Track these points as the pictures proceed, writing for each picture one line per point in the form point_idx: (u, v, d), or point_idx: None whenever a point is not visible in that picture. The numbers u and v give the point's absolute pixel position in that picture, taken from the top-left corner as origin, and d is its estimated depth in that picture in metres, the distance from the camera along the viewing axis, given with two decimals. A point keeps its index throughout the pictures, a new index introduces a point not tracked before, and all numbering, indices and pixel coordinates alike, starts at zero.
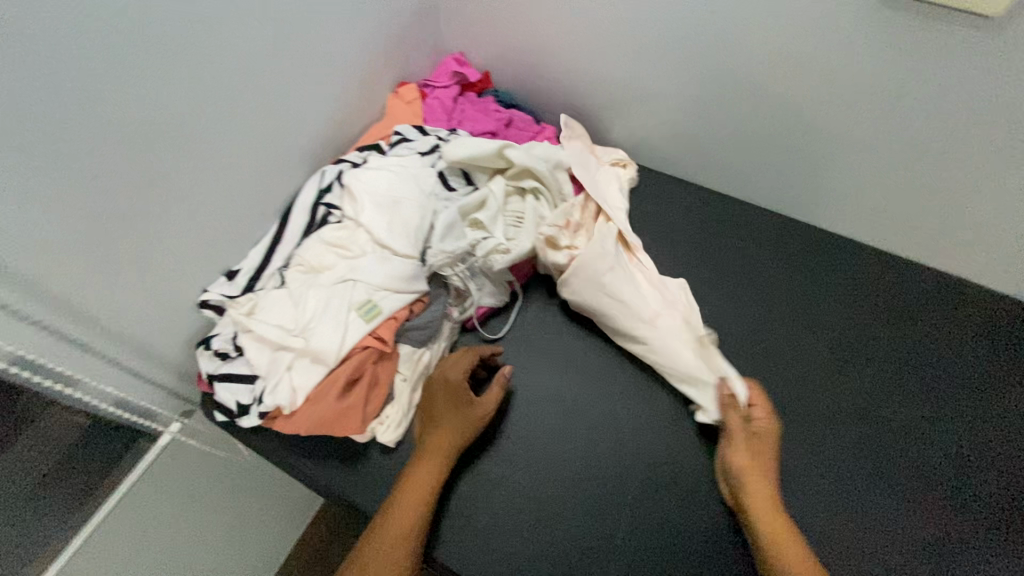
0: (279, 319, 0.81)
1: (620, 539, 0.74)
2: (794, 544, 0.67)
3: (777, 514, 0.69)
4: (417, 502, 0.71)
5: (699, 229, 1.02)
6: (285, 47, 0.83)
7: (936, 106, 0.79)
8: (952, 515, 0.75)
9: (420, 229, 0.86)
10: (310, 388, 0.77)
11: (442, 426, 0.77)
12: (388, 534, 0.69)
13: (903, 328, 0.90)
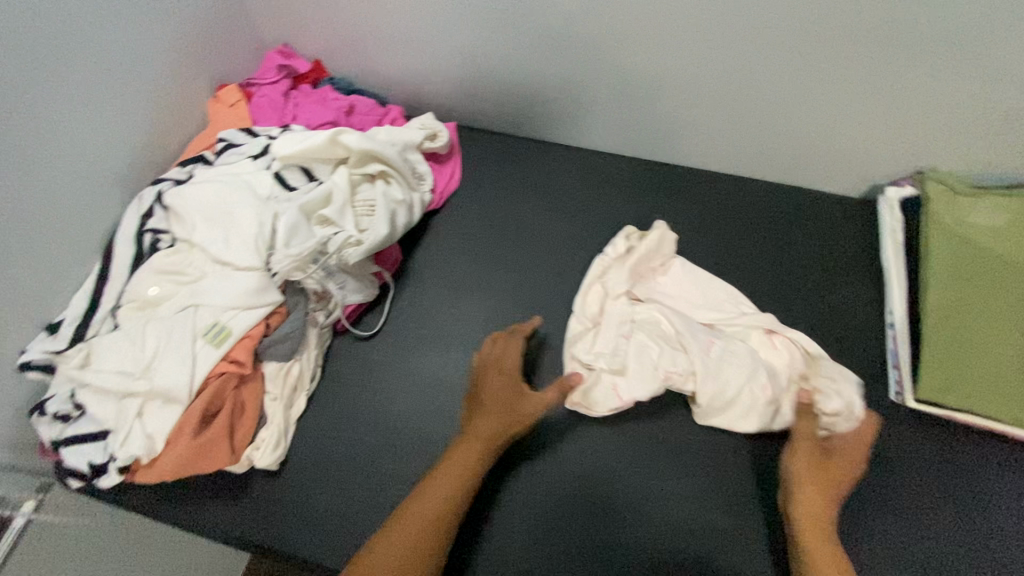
0: (118, 364, 0.73)
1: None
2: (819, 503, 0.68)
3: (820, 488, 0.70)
4: (441, 498, 0.68)
5: (564, 189, 1.00)
6: (46, 70, 0.72)
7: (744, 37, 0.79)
8: (958, 495, 0.73)
9: (260, 236, 0.80)
10: (167, 429, 0.71)
11: (485, 409, 0.75)
12: (401, 539, 0.64)
13: (778, 235, 0.94)
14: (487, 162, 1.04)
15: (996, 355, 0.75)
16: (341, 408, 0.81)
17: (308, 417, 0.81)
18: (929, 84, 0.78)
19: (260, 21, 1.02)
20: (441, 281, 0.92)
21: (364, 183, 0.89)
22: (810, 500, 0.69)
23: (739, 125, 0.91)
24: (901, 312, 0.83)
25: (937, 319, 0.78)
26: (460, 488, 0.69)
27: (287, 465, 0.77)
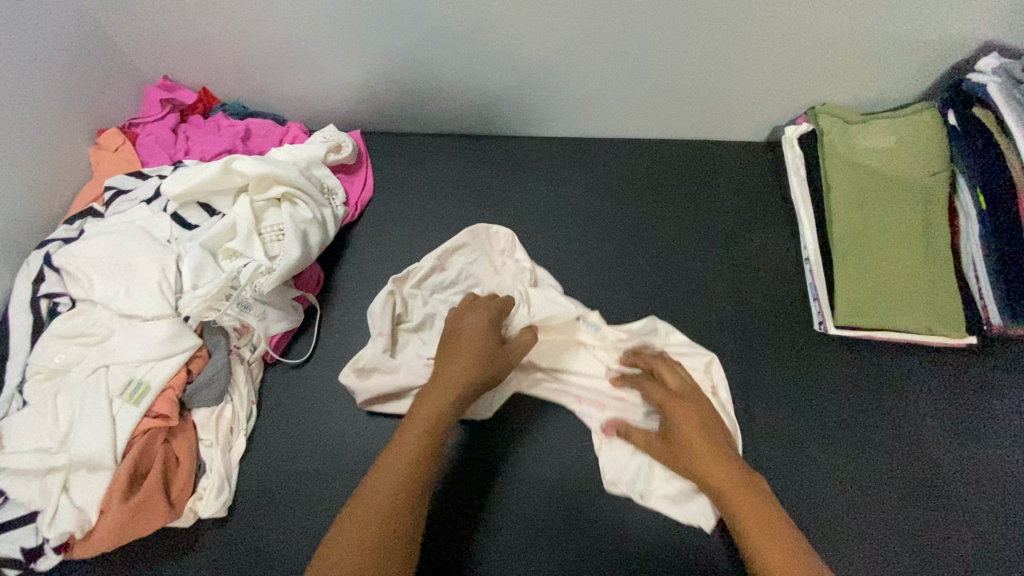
0: (34, 441, 0.70)
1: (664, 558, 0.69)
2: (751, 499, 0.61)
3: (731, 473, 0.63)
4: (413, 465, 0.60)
5: (478, 180, 0.99)
6: None
7: (615, 10, 0.80)
8: (964, 428, 0.75)
9: (165, 283, 0.77)
10: (97, 498, 0.68)
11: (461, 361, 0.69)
12: (367, 508, 0.57)
13: (688, 193, 0.95)
14: (398, 166, 1.02)
15: (900, 271, 0.79)
16: (282, 440, 0.79)
17: (250, 456, 0.78)
18: (808, 20, 0.79)
19: (133, 59, 0.97)
20: (367, 294, 0.90)
21: (270, 208, 0.86)
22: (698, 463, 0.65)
23: (634, 91, 0.93)
24: (813, 246, 0.85)
25: (845, 245, 0.81)
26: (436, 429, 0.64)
27: (236, 509, 0.75)
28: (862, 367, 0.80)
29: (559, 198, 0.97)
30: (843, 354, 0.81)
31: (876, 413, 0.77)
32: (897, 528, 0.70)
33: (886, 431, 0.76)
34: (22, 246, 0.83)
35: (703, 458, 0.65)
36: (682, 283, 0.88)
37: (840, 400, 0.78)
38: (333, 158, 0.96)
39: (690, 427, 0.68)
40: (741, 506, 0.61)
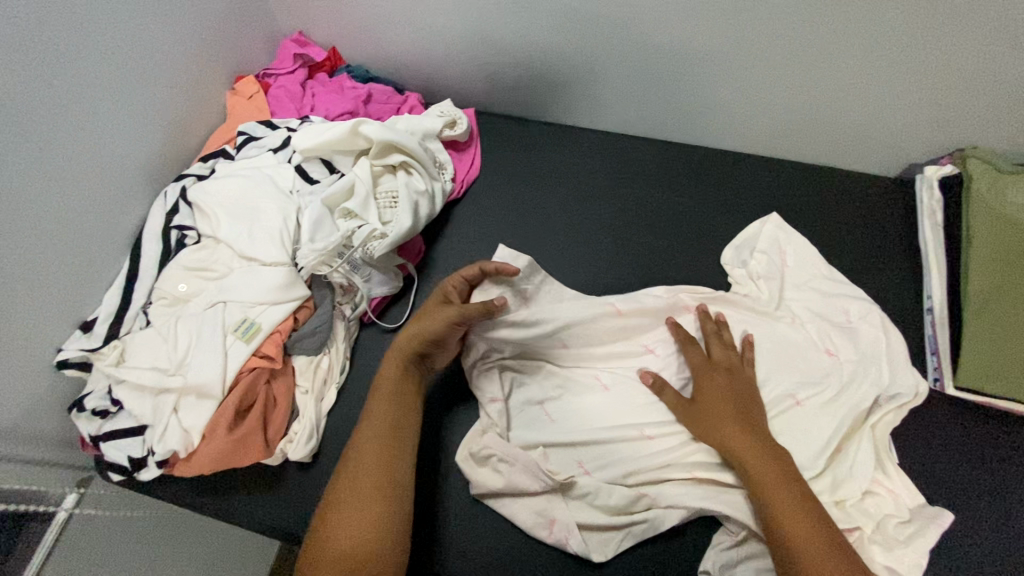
0: (153, 360, 0.74)
1: None
2: (791, 492, 0.66)
3: (762, 454, 0.69)
4: (380, 469, 0.65)
5: (587, 174, 0.98)
6: (85, 78, 0.73)
7: (769, 24, 0.77)
8: None
9: (285, 231, 0.80)
10: (203, 424, 0.72)
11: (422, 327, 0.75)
12: (338, 529, 0.61)
13: (807, 219, 0.91)
14: (507, 149, 1.02)
15: None
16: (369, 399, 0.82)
17: (338, 407, 0.81)
18: (979, 57, 0.73)
19: (275, 12, 1.00)
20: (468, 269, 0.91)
21: (386, 175, 0.89)
22: (726, 436, 0.71)
23: (765, 108, 0.89)
24: (939, 296, 0.81)
25: (980, 302, 0.75)
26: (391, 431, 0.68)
27: (320, 458, 0.78)
28: (985, 439, 0.73)
29: (667, 204, 0.94)
30: (966, 423, 0.75)
31: (999, 492, 0.70)
32: None
33: (1011, 512, 0.69)
34: (160, 175, 0.88)
35: (756, 459, 0.69)
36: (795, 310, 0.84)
37: (960, 471, 0.72)
38: (448, 134, 0.97)
39: (725, 407, 0.74)
40: (769, 501, 0.66)
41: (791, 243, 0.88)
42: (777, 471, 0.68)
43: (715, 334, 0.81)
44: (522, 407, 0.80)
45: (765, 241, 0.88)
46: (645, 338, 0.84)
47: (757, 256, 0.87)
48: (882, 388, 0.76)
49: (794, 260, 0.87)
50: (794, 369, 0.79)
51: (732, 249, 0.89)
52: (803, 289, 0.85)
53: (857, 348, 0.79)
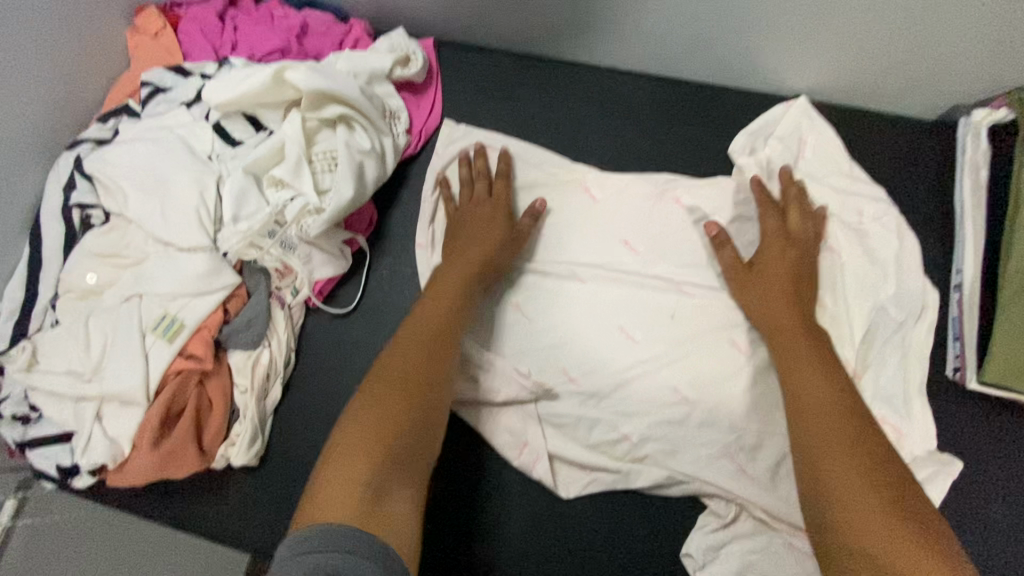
0: (67, 364, 0.66)
1: None
2: (826, 377, 0.62)
3: (803, 335, 0.66)
4: (435, 353, 0.62)
5: (567, 122, 0.83)
6: None
7: None
8: None
9: (202, 209, 0.68)
10: (128, 433, 0.65)
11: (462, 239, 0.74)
12: (380, 392, 0.57)
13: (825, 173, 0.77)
14: (473, 90, 0.86)
15: None
16: (320, 394, 0.74)
17: (286, 403, 0.74)
18: None
19: None
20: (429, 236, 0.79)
21: (324, 130, 0.74)
22: (764, 313, 0.68)
23: (787, 36, 0.72)
24: (971, 270, 0.69)
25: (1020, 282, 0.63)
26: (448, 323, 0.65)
27: (269, 459, 0.72)
28: (1004, 437, 0.66)
29: (661, 157, 0.80)
30: (986, 420, 0.66)
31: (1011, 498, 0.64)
32: None
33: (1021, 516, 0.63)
34: (58, 138, 0.74)
35: (787, 334, 0.66)
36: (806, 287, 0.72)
37: (972, 476, 0.65)
38: (399, 73, 0.81)
39: (796, 318, 0.67)
40: (814, 422, 0.59)
41: (814, 134, 0.78)
42: (812, 355, 0.64)
43: (792, 200, 0.74)
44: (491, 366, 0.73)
45: (784, 127, 0.78)
46: (625, 230, 0.77)
47: (772, 144, 0.78)
48: (896, 314, 0.70)
49: (812, 152, 0.77)
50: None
51: (743, 133, 0.79)
52: (815, 184, 0.76)
53: (867, 329, 0.70)
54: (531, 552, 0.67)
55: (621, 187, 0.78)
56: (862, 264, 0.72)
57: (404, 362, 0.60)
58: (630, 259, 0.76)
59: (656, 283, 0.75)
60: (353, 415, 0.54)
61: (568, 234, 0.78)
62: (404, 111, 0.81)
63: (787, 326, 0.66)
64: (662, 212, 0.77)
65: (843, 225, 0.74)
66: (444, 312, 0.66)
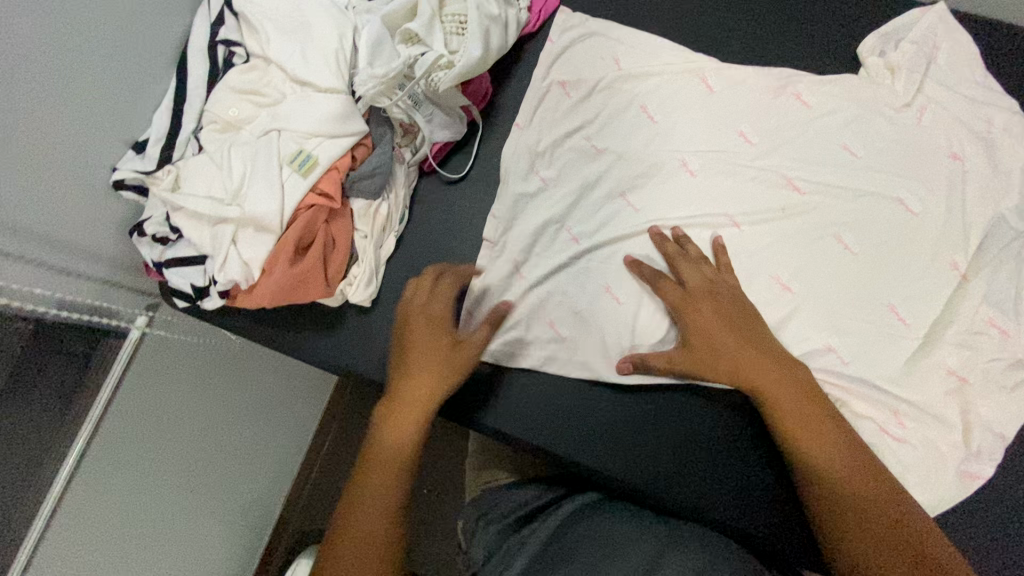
0: (209, 189, 0.70)
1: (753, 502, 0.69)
2: (829, 435, 0.60)
3: (788, 388, 0.63)
4: (393, 474, 0.59)
5: (689, 11, 0.82)
6: None
7: None
8: None
9: (341, 54, 0.71)
10: (263, 257, 0.70)
11: (412, 373, 0.63)
12: (360, 520, 0.56)
13: (959, 79, 0.74)
14: None
15: None
16: (428, 251, 0.78)
17: (397, 256, 0.78)
18: None
19: None
20: (542, 113, 0.80)
21: None
22: (740, 365, 0.64)
23: None
24: None
25: None
26: (415, 440, 0.61)
27: (379, 305, 0.76)
28: None
29: (781, 52, 0.79)
30: None
31: None
32: None
33: None
34: None
35: (776, 392, 0.62)
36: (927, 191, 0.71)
37: None
38: None
39: (737, 330, 0.66)
40: (807, 427, 0.61)
41: (948, 39, 0.76)
42: (815, 410, 0.61)
43: (681, 256, 0.70)
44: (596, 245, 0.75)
45: (918, 32, 0.75)
46: (739, 121, 0.76)
47: (904, 46, 0.75)
48: (1015, 220, 0.69)
49: (945, 57, 0.75)
50: (906, 256, 0.69)
51: (875, 35, 0.77)
52: (946, 89, 0.74)
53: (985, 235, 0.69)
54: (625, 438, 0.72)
55: (740, 79, 0.78)
56: (985, 171, 0.71)
57: (377, 479, 0.58)
58: (745, 151, 0.75)
59: (767, 175, 0.74)
60: (344, 525, 0.56)
61: (681, 122, 0.77)
62: None
63: (771, 379, 0.63)
64: (780, 106, 0.76)
65: (970, 132, 0.72)
66: (414, 418, 0.61)
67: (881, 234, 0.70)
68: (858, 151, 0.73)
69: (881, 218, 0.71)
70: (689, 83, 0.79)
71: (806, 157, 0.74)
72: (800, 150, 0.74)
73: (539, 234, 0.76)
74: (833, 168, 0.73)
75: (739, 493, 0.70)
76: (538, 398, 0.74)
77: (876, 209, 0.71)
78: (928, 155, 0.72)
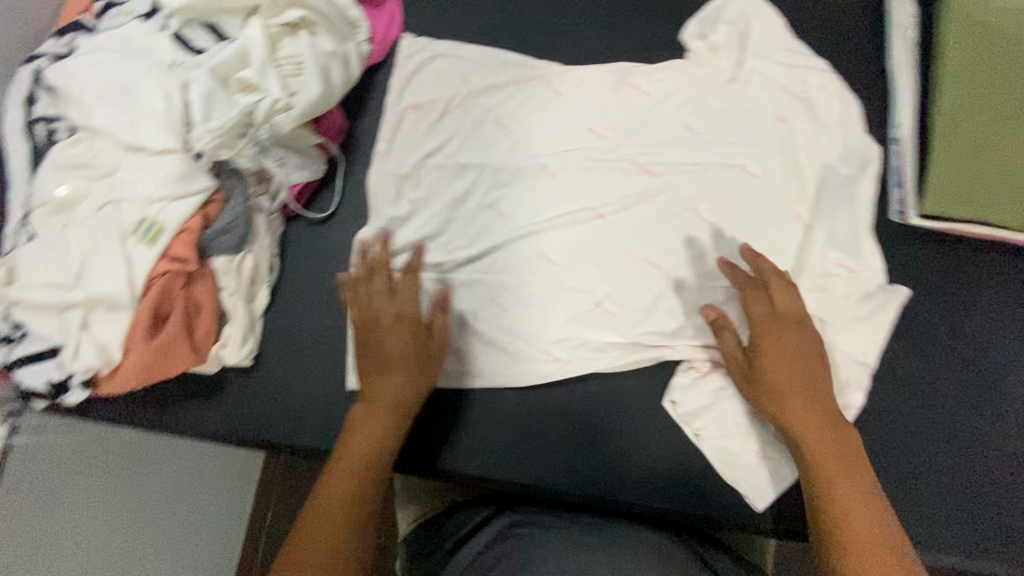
0: (47, 275, 0.65)
1: (671, 484, 0.69)
2: (846, 465, 0.59)
3: (815, 419, 0.62)
4: (342, 513, 0.58)
5: (524, 22, 0.85)
6: None
7: None
8: None
9: (170, 112, 0.68)
10: (120, 336, 0.65)
11: (370, 399, 0.66)
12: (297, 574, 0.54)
13: (775, 49, 0.80)
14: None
15: (1017, 156, 0.69)
16: (307, 294, 0.76)
17: (274, 307, 0.75)
18: None
19: None
20: (400, 138, 0.80)
21: (286, 36, 0.75)
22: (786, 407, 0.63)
23: None
24: (908, 124, 0.74)
25: (948, 123, 0.71)
26: (362, 486, 0.61)
27: (263, 360, 0.73)
28: (941, 266, 0.72)
29: (615, 48, 0.84)
30: (925, 255, 0.72)
31: (949, 319, 0.71)
32: (956, 435, 0.68)
33: (959, 335, 0.70)
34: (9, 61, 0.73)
35: (800, 424, 0.62)
36: (765, 154, 0.76)
37: (915, 306, 0.71)
38: None
39: (795, 386, 0.63)
40: (834, 456, 0.59)
41: (759, 15, 0.81)
42: (835, 442, 0.60)
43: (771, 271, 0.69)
44: (473, 259, 0.75)
45: (730, 14, 0.81)
46: (589, 117, 0.79)
47: (720, 29, 0.81)
48: (842, 167, 0.75)
49: (758, 33, 0.80)
50: (756, 216, 0.74)
51: (694, 21, 0.82)
52: (765, 61, 0.79)
53: (820, 185, 0.74)
54: (534, 446, 0.71)
55: (582, 79, 0.81)
56: (810, 128, 0.76)
57: (319, 524, 0.57)
58: (597, 145, 0.78)
59: (622, 166, 0.77)
60: None
61: (537, 127, 0.80)
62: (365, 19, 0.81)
63: (795, 408, 0.62)
64: (621, 98, 0.80)
65: (789, 95, 0.78)
66: (355, 448, 0.63)
67: (732, 201, 0.75)
68: (698, 127, 0.78)
69: (730, 185, 0.75)
70: (536, 89, 0.81)
71: (653, 142, 0.78)
72: (645, 136, 0.78)
73: (415, 258, 0.75)
74: (677, 146, 0.77)
75: (655, 480, 0.69)
76: (421, 418, 0.72)
77: (723, 179, 0.75)
78: (760, 122, 0.77)
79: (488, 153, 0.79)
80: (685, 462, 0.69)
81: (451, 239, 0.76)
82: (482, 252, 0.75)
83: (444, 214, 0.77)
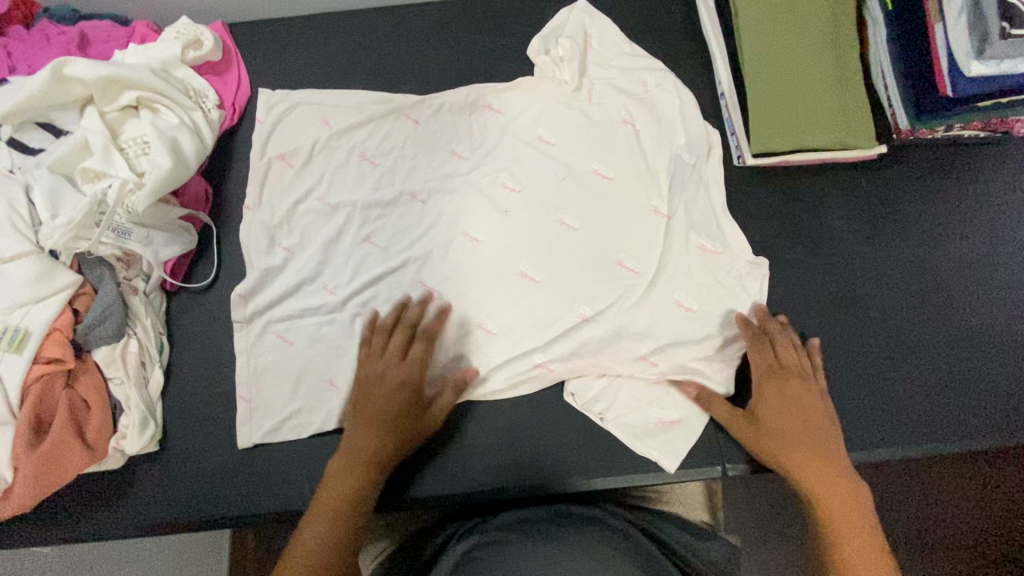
0: None
1: (590, 455, 0.71)
2: (850, 512, 0.62)
3: (820, 467, 0.64)
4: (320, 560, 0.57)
5: (368, 60, 0.89)
6: None
7: None
8: (881, 232, 0.77)
9: (15, 216, 0.66)
10: (5, 453, 0.63)
11: (352, 439, 0.67)
12: None
13: (609, 55, 0.84)
14: (272, 58, 0.90)
15: (818, 87, 0.77)
16: (205, 364, 0.75)
17: (172, 385, 0.74)
18: None
19: None
20: (265, 191, 0.80)
21: (128, 118, 0.75)
22: (789, 454, 0.66)
23: None
24: (726, 80, 0.81)
25: (756, 73, 0.78)
26: (344, 518, 0.61)
27: (170, 440, 0.72)
28: (785, 197, 0.79)
29: (458, 67, 0.88)
30: (769, 190, 0.80)
31: (804, 241, 0.78)
32: (834, 342, 0.74)
33: (817, 253, 0.77)
34: None
35: (809, 473, 0.64)
36: (612, 131, 0.81)
37: (772, 237, 0.78)
38: (194, 56, 0.82)
39: (794, 433, 0.66)
40: (834, 503, 0.63)
41: (596, 27, 0.84)
42: (839, 490, 0.63)
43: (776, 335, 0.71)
44: (362, 291, 0.76)
45: (570, 28, 0.83)
46: (447, 133, 0.83)
47: (562, 43, 0.82)
48: (688, 155, 0.79)
49: (599, 46, 0.84)
50: (613, 191, 0.79)
51: (538, 38, 0.84)
52: (603, 66, 0.83)
53: (671, 174, 0.78)
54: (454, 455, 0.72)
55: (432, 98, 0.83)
56: (645, 101, 0.82)
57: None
58: (460, 157, 0.82)
59: (487, 172, 0.81)
60: None
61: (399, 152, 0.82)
62: (209, 88, 0.82)
63: (799, 459, 0.65)
64: (472, 109, 0.84)
65: (630, 97, 0.82)
66: (337, 494, 0.63)
67: (590, 180, 0.80)
68: (548, 121, 0.82)
69: (586, 168, 0.80)
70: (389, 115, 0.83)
71: (510, 143, 0.82)
72: (502, 139, 0.82)
73: (301, 303, 0.75)
74: (532, 141, 0.82)
75: (574, 455, 0.71)
76: (317, 464, 0.71)
77: (580, 163, 0.80)
78: (601, 103, 0.82)
79: (356, 186, 0.80)
80: (597, 431, 0.72)
81: (336, 277, 0.77)
82: (368, 282, 0.76)
83: (324, 254, 0.77)
